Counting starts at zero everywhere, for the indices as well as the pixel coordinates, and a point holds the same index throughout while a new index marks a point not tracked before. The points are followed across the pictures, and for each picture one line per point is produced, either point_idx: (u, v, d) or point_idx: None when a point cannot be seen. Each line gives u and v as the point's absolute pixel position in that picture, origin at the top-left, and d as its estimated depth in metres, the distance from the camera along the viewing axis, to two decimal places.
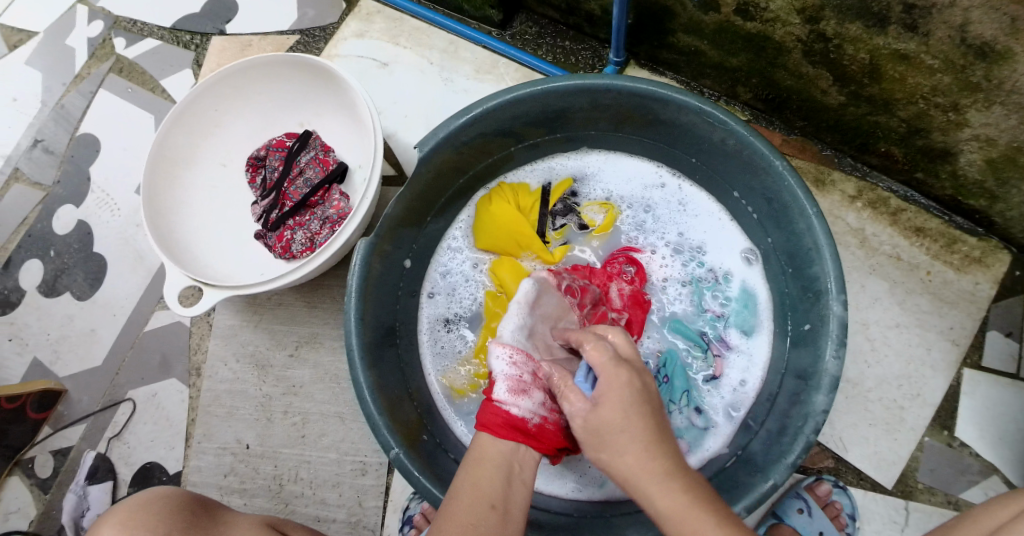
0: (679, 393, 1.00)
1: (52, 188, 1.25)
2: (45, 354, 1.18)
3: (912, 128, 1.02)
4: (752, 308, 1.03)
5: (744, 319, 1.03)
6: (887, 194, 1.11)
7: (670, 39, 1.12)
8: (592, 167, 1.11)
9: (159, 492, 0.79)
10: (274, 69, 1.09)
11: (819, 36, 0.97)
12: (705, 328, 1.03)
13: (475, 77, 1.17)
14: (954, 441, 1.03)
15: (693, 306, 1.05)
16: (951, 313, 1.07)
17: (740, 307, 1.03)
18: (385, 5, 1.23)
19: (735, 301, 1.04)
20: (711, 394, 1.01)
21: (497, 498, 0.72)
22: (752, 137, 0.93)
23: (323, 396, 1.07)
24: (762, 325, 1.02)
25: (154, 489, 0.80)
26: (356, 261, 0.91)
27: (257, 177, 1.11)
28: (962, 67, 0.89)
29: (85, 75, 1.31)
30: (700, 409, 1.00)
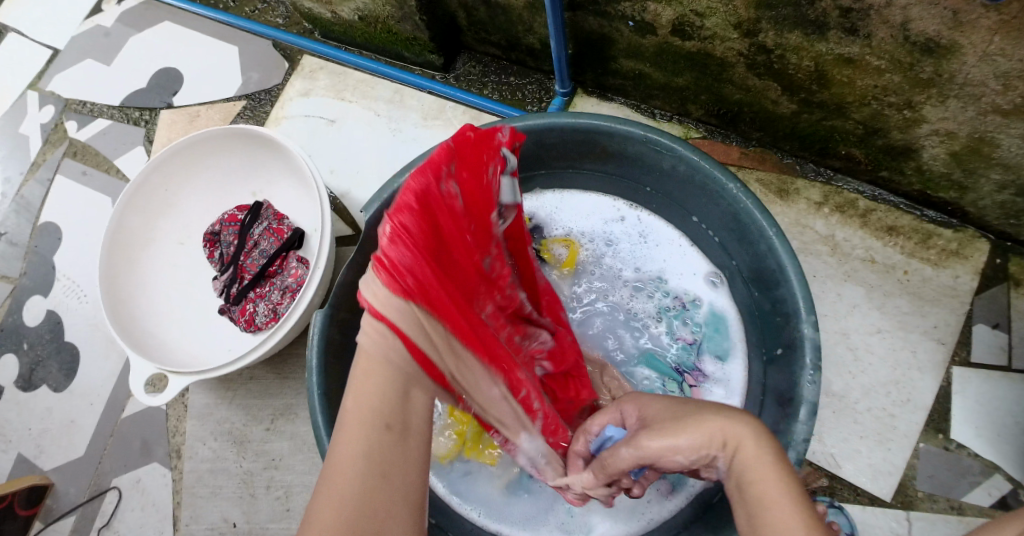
0: None
1: (19, 280, 1.25)
2: (29, 448, 1.18)
3: (869, 129, 0.98)
4: (724, 332, 1.00)
5: (717, 344, 1.00)
6: (855, 196, 1.08)
7: (614, 64, 1.10)
8: (550, 207, 1.09)
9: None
10: (218, 142, 1.08)
11: (761, 49, 0.94)
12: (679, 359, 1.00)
13: (423, 124, 1.15)
14: (951, 443, 1.00)
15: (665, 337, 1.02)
16: (933, 312, 1.04)
17: (712, 331, 1.00)
18: (327, 60, 1.22)
19: (706, 325, 1.01)
20: None
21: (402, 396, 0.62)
22: (702, 161, 0.91)
23: (304, 466, 1.06)
24: (735, 348, 0.99)
25: None
26: (313, 332, 0.90)
27: (214, 253, 1.10)
28: (909, 65, 0.86)
29: (41, 162, 1.31)
30: None
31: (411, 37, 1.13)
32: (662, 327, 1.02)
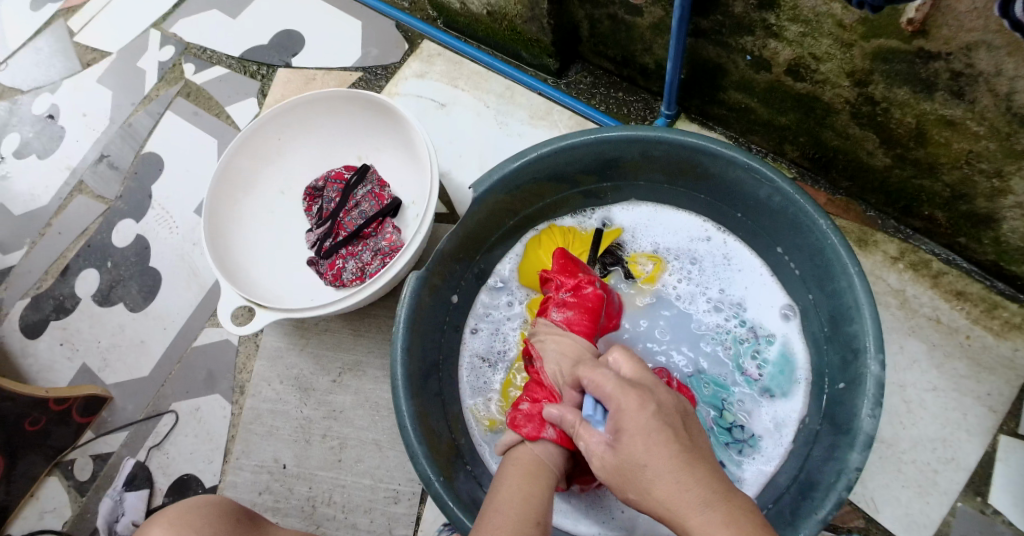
0: None
1: (113, 202, 1.31)
2: (94, 360, 1.22)
3: (956, 193, 1.03)
4: (789, 374, 1.03)
5: (779, 384, 1.03)
6: (929, 257, 1.12)
7: (722, 94, 1.16)
8: (642, 219, 1.13)
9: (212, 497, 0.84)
10: (337, 103, 1.14)
11: (867, 100, 1.00)
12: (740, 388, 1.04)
13: (530, 122, 1.21)
14: (987, 508, 1.02)
15: (733, 365, 1.05)
16: (989, 379, 1.07)
17: (777, 371, 1.04)
18: (447, 48, 1.28)
19: (773, 364, 1.04)
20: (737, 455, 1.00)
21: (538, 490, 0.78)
22: (798, 196, 0.95)
23: (362, 422, 1.10)
24: (799, 389, 1.02)
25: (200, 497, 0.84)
26: (407, 292, 0.94)
27: (313, 206, 1.15)
28: (1007, 135, 0.91)
29: (154, 96, 1.38)
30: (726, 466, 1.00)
31: (534, 38, 1.19)
32: (732, 355, 1.06)
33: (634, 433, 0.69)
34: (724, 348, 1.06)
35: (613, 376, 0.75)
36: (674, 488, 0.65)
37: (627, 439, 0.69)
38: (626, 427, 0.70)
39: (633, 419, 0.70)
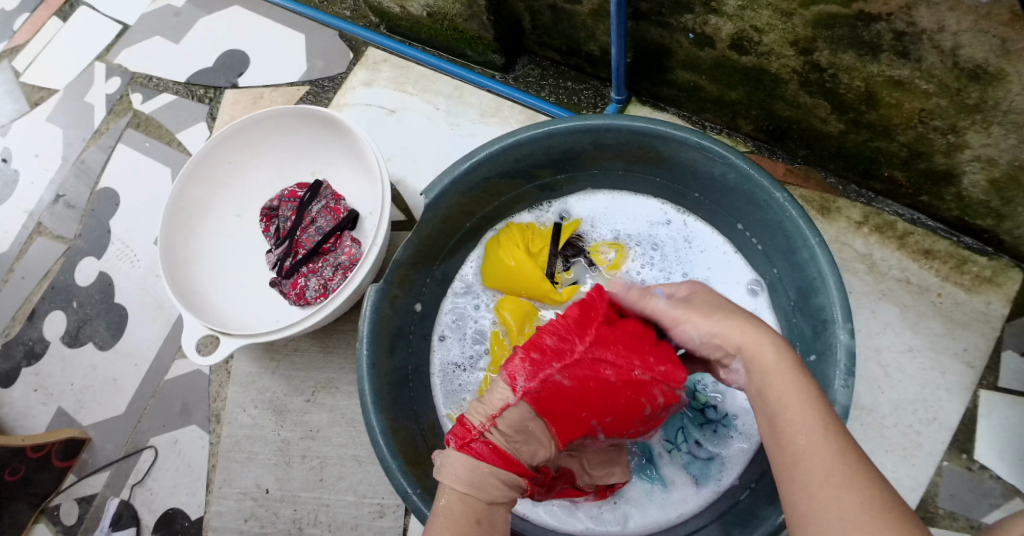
0: (674, 433, 0.99)
1: (73, 241, 1.30)
2: (69, 403, 1.21)
3: (913, 152, 1.02)
4: None
5: None
6: (894, 218, 1.12)
7: (670, 75, 1.15)
8: (600, 208, 1.12)
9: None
10: (283, 121, 1.12)
11: (814, 67, 0.98)
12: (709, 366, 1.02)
13: (481, 120, 1.20)
14: (973, 464, 1.02)
15: None
16: (964, 335, 1.06)
17: None
18: (392, 54, 1.26)
19: None
20: (711, 437, 0.98)
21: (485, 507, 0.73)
22: (752, 171, 0.94)
23: (341, 439, 1.09)
24: None
25: None
26: (367, 305, 0.93)
27: (270, 227, 1.14)
28: (957, 90, 0.90)
29: (104, 130, 1.36)
30: (701, 445, 0.98)
31: (476, 36, 1.17)
32: None
33: (706, 305, 0.81)
34: None
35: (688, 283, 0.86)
36: (774, 360, 0.72)
37: (700, 325, 0.79)
38: (705, 307, 0.81)
39: (704, 297, 0.82)
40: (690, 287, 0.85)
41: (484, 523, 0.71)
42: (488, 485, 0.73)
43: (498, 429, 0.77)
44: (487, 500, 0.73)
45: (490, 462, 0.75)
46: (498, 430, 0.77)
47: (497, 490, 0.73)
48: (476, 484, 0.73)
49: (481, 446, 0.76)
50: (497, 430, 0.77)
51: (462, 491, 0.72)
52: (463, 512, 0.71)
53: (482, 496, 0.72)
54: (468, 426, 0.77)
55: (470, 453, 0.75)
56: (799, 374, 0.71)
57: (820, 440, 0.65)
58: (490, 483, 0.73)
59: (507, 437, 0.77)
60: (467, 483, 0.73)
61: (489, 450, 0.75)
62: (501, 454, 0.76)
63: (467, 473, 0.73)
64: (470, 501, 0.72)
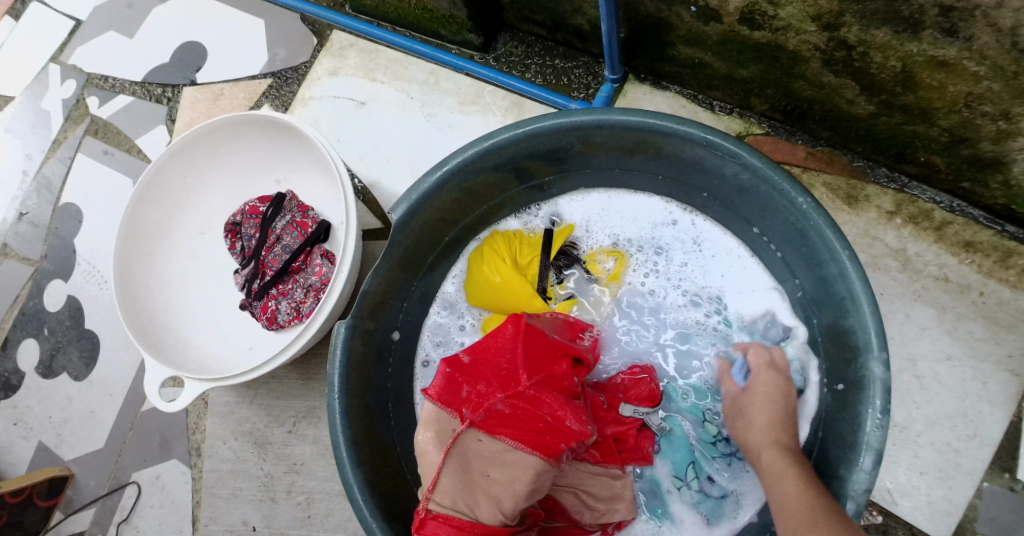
0: (683, 468, 0.90)
1: (40, 263, 1.22)
2: (49, 437, 1.16)
3: (956, 138, 0.88)
4: None
5: None
6: (930, 206, 0.98)
7: (670, 51, 1.01)
8: (595, 210, 1.00)
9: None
10: (242, 128, 1.01)
11: (840, 45, 0.84)
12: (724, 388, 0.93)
13: (460, 109, 1.08)
14: (1017, 485, 0.92)
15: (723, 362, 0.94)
16: (1009, 339, 0.95)
17: None
18: (359, 36, 1.14)
19: None
20: (724, 471, 0.90)
21: None
22: (769, 171, 0.82)
23: (327, 473, 1.02)
24: None
25: None
26: (336, 347, 0.84)
27: (236, 244, 1.04)
28: (1013, 74, 0.76)
29: (62, 139, 1.26)
30: (712, 480, 0.90)
31: (447, 14, 1.04)
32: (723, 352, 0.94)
33: (769, 393, 0.84)
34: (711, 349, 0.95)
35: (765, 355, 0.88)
36: (782, 475, 0.74)
37: (761, 405, 0.83)
38: (774, 414, 0.82)
39: (768, 390, 0.84)
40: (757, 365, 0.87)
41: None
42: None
43: (455, 494, 0.71)
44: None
45: (449, 533, 0.70)
46: (452, 495, 0.71)
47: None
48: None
49: (440, 519, 0.70)
50: (452, 495, 0.71)
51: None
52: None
53: None
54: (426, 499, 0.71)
55: (426, 534, 0.70)
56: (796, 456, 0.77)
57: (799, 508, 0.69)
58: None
59: (459, 500, 0.71)
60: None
61: (441, 524, 0.70)
62: (459, 523, 0.70)
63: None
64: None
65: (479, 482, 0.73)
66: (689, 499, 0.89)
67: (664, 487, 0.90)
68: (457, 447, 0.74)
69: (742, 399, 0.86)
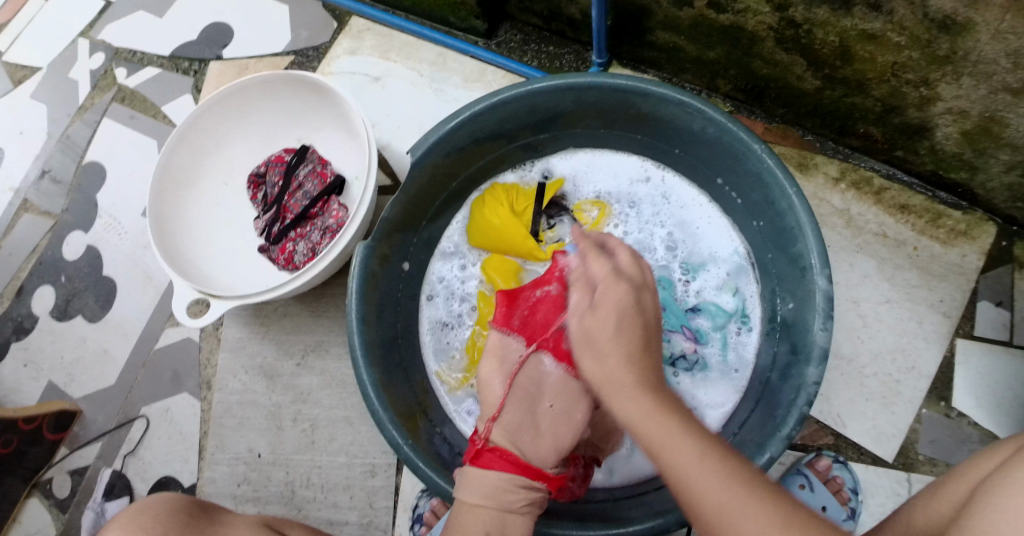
0: None
1: (60, 216, 1.29)
2: (59, 376, 1.22)
3: (888, 106, 1.04)
4: (745, 306, 1.05)
5: (739, 318, 1.05)
6: (870, 174, 1.14)
7: (650, 36, 1.16)
8: (582, 167, 1.13)
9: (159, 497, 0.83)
10: (268, 87, 1.13)
11: (790, 23, 1.00)
12: (688, 308, 1.07)
13: (464, 86, 1.21)
14: (952, 412, 1.06)
15: (689, 287, 1.08)
16: (941, 286, 1.09)
17: (730, 307, 1.06)
18: (374, 22, 1.27)
19: (730, 310, 1.06)
20: (692, 383, 1.03)
21: (497, 513, 0.75)
22: (730, 124, 0.94)
23: (332, 401, 1.11)
24: (754, 322, 1.04)
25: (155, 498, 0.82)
26: (355, 263, 0.94)
27: (258, 194, 1.16)
28: (927, 42, 0.92)
29: (89, 105, 1.35)
30: (682, 396, 1.03)
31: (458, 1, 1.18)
32: (688, 277, 1.08)
33: (595, 326, 0.76)
34: (681, 283, 1.08)
35: (609, 265, 0.82)
36: (659, 426, 0.67)
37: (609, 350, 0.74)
38: (591, 334, 0.76)
39: (608, 315, 0.76)
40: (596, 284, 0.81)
41: (496, 533, 0.74)
42: (506, 496, 0.76)
43: (516, 430, 0.81)
44: (500, 507, 0.75)
45: (505, 468, 0.77)
46: (512, 433, 0.81)
47: (514, 495, 0.76)
48: (492, 496, 0.76)
49: (497, 454, 0.78)
50: (511, 434, 0.81)
51: (475, 504, 0.76)
52: (473, 527, 0.74)
53: (493, 505, 0.75)
54: (487, 432, 0.81)
55: (482, 464, 0.78)
56: (660, 404, 0.69)
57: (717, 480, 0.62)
58: (508, 491, 0.76)
59: (518, 439, 0.80)
60: (484, 496, 0.76)
61: (498, 458, 0.78)
62: (514, 459, 0.78)
63: (485, 486, 0.76)
64: (482, 513, 0.75)
65: (540, 420, 0.83)
66: None
67: None
68: (521, 380, 0.86)
69: (580, 321, 0.78)
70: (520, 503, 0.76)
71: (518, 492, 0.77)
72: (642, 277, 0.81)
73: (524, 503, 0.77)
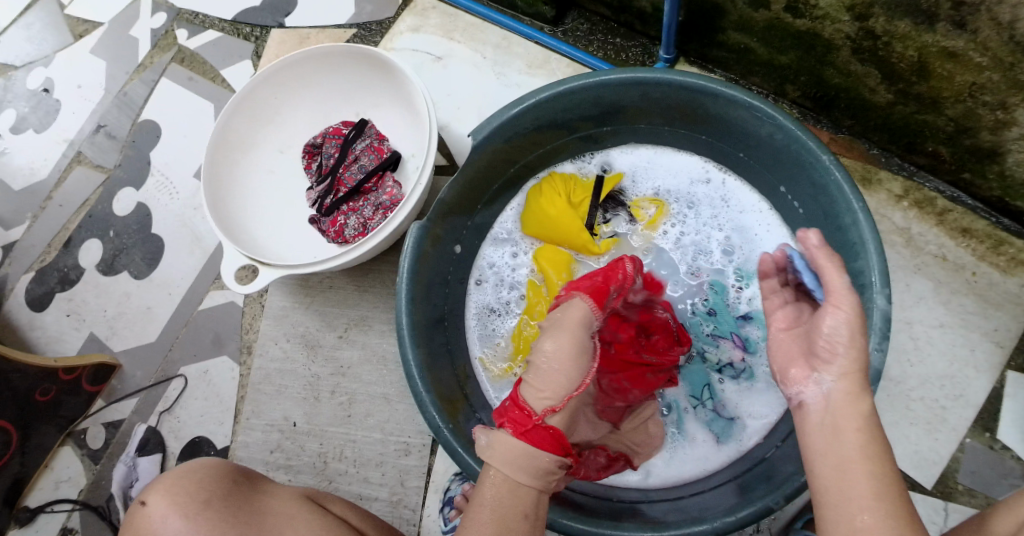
0: (699, 389, 1.03)
1: (112, 171, 1.30)
2: (101, 329, 1.23)
3: (960, 128, 1.02)
4: None
5: None
6: (934, 194, 1.12)
7: (721, 36, 1.14)
8: (642, 163, 1.11)
9: (200, 462, 0.84)
10: (333, 59, 1.12)
11: (868, 34, 0.97)
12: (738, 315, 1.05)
13: (527, 72, 1.20)
14: (996, 444, 1.04)
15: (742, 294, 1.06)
16: (997, 315, 1.07)
17: None
18: (440, 1, 1.26)
19: None
20: (735, 392, 1.02)
21: (540, 496, 0.74)
22: (800, 133, 0.92)
23: (370, 377, 1.11)
24: None
25: (199, 463, 0.83)
26: (409, 242, 0.94)
27: (313, 164, 1.15)
28: (1010, 65, 0.89)
29: (148, 64, 1.35)
30: (723, 404, 1.02)
31: None
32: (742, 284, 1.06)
33: (847, 339, 0.72)
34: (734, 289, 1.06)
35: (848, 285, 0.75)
36: (854, 468, 0.65)
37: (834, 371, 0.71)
38: (835, 346, 0.72)
39: (854, 355, 0.71)
40: (840, 297, 0.74)
41: (533, 515, 0.74)
42: (550, 478, 0.75)
43: (570, 411, 0.80)
44: (543, 489, 0.74)
45: (555, 450, 0.76)
46: (565, 415, 0.79)
47: (556, 478, 0.75)
48: (539, 477, 0.74)
49: (551, 434, 0.76)
50: (564, 415, 0.79)
51: (518, 483, 0.74)
52: (515, 508, 0.73)
53: (537, 486, 0.74)
54: (545, 411, 0.78)
55: (534, 441, 0.75)
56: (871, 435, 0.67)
57: (876, 527, 0.62)
58: (553, 474, 0.75)
59: (568, 421, 0.79)
60: (532, 477, 0.74)
61: (551, 437, 0.76)
62: (563, 442, 0.77)
63: (534, 466, 0.74)
64: (524, 494, 0.74)
65: (587, 406, 0.83)
66: (705, 417, 1.02)
67: (683, 404, 1.03)
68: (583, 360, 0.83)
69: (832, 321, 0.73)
70: (559, 485, 0.76)
71: (559, 475, 0.76)
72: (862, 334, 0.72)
73: (562, 485, 0.76)
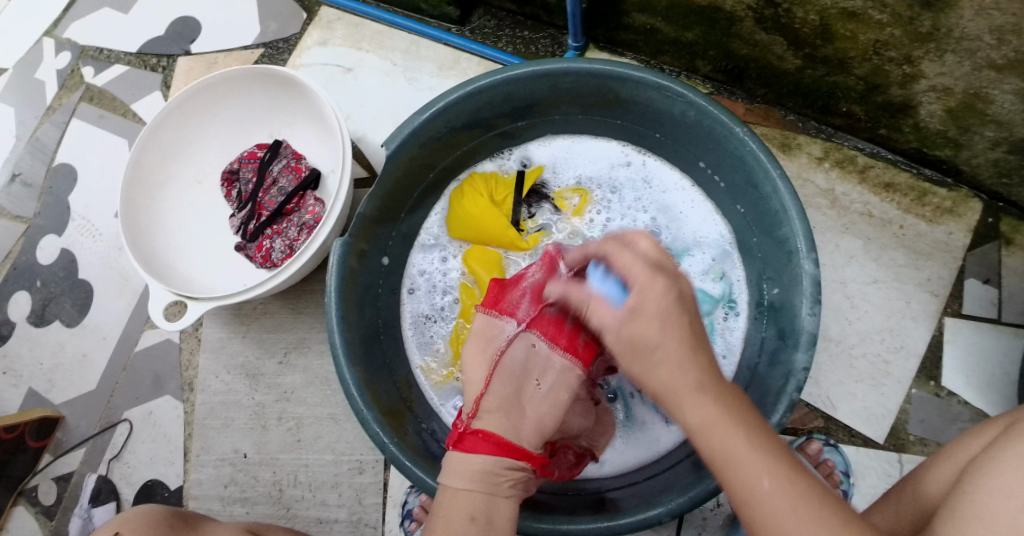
0: None
1: (33, 220, 1.26)
2: (40, 383, 1.19)
3: (870, 85, 1.03)
4: (730, 292, 1.04)
5: (725, 303, 1.04)
6: (854, 152, 1.13)
7: (626, 19, 1.13)
8: (561, 153, 1.11)
9: (135, 510, 0.83)
10: (239, 82, 1.10)
11: (769, 3, 0.97)
12: None
13: (439, 74, 1.19)
14: (942, 390, 1.06)
15: None
16: (927, 265, 1.09)
17: (713, 293, 1.05)
18: (345, 11, 1.24)
19: (715, 295, 1.05)
20: None
21: (481, 498, 0.74)
22: (712, 107, 0.92)
23: (316, 399, 1.10)
24: (739, 307, 1.04)
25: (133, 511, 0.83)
26: (333, 260, 0.92)
27: (232, 191, 1.13)
28: (910, 19, 0.90)
29: (57, 106, 1.31)
30: None
31: None
32: (673, 262, 1.07)
33: (658, 317, 0.70)
34: None
35: (641, 261, 0.74)
36: (726, 437, 0.64)
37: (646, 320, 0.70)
38: (637, 342, 0.70)
39: (656, 295, 0.70)
40: (644, 287, 0.71)
41: (482, 518, 0.73)
42: (492, 479, 0.75)
43: (500, 413, 0.79)
44: (487, 490, 0.74)
45: (489, 451, 0.76)
46: (498, 415, 0.79)
47: (498, 479, 0.75)
48: (479, 479, 0.75)
49: (481, 436, 0.77)
50: (493, 415, 0.79)
51: (462, 488, 0.75)
52: (459, 511, 0.73)
53: (481, 488, 0.74)
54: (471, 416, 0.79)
55: (466, 448, 0.76)
56: (732, 410, 0.66)
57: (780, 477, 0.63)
58: (493, 474, 0.75)
59: (504, 420, 0.79)
60: (470, 480, 0.75)
61: (481, 440, 0.76)
62: (498, 441, 0.77)
63: (471, 470, 0.75)
64: (467, 498, 0.74)
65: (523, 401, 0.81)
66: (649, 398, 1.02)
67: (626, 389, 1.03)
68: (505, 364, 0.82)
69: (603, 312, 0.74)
70: (507, 484, 0.76)
71: (504, 474, 0.76)
72: (674, 268, 0.74)
73: (510, 483, 0.76)
